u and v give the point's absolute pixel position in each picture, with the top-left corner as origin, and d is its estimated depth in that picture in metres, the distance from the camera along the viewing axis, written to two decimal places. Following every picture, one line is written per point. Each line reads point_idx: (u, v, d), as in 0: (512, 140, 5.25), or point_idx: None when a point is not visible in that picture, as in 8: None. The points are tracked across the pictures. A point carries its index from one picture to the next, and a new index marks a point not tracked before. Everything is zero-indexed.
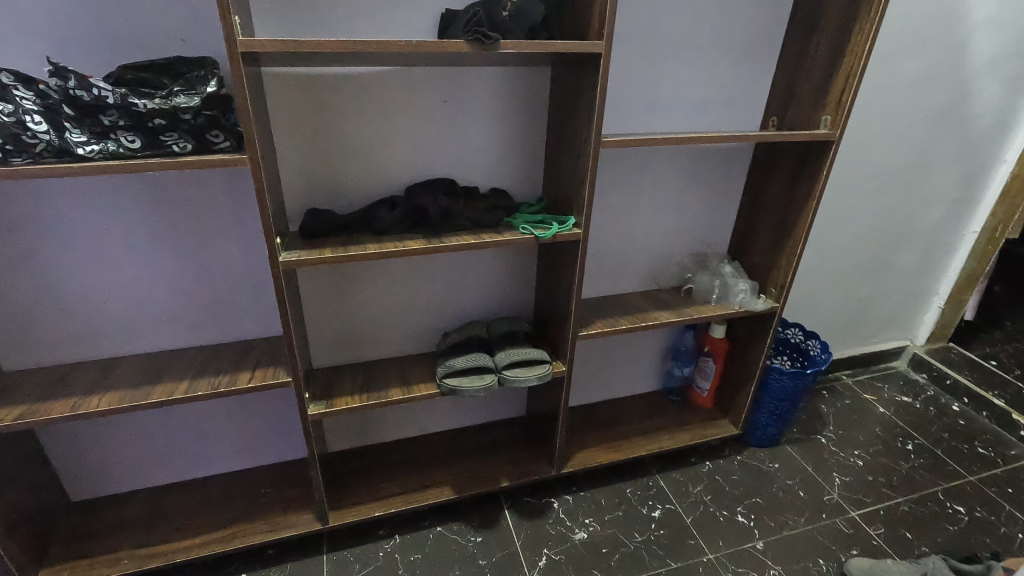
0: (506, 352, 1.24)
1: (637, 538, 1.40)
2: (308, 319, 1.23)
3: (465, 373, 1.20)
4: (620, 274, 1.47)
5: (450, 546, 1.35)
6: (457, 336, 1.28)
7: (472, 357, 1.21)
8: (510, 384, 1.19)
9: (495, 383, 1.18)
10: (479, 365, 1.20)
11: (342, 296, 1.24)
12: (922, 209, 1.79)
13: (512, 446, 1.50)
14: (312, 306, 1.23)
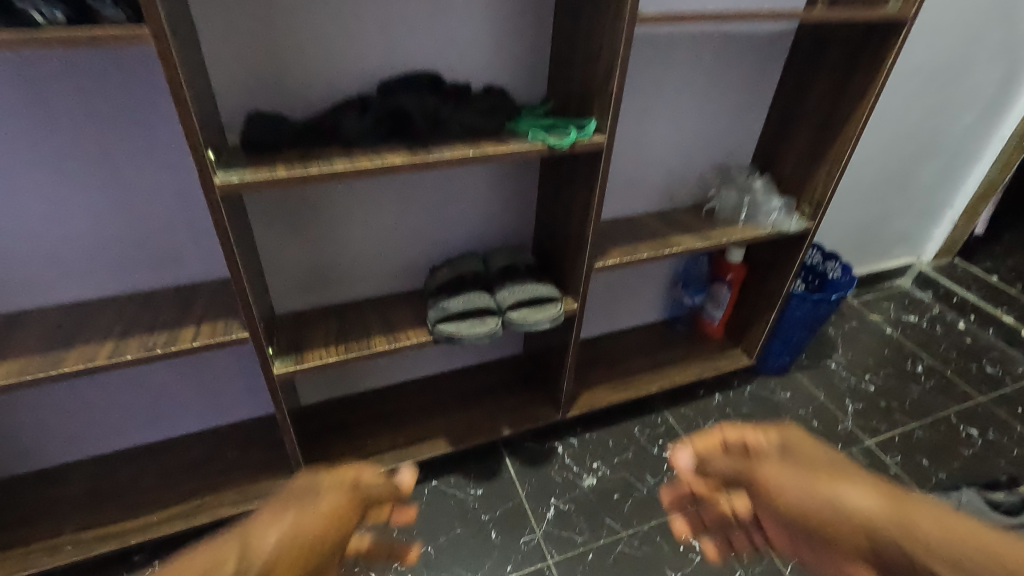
0: (511, 290, 1.05)
1: (649, 481, 1.30)
2: (263, 255, 1.00)
3: (465, 316, 1.01)
4: (634, 193, 1.26)
5: (448, 502, 1.23)
6: (449, 273, 1.08)
7: (473, 298, 1.03)
8: (517, 327, 1.02)
9: (499, 328, 1.01)
10: (482, 307, 1.02)
11: (303, 227, 1.01)
12: (955, 112, 1.61)
13: (511, 390, 1.35)
14: (265, 240, 0.99)
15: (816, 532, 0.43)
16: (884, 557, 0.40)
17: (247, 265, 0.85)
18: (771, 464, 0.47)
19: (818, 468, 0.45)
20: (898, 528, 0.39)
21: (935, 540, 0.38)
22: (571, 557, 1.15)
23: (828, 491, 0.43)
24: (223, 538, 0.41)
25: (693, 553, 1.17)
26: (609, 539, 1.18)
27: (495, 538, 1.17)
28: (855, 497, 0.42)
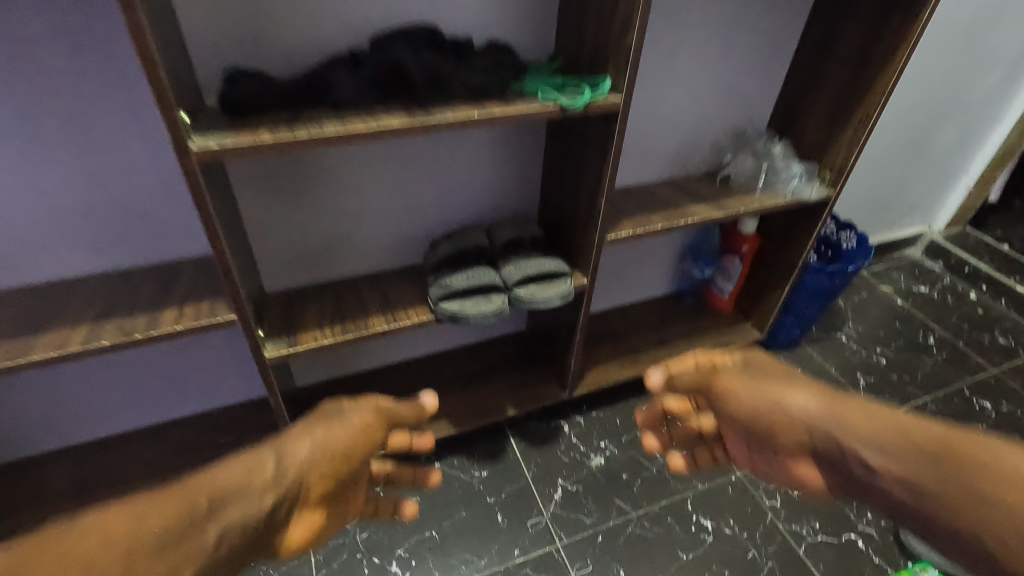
0: (518, 264, 1.00)
1: (658, 460, 1.26)
2: (250, 229, 0.93)
3: (469, 292, 0.97)
4: (644, 160, 1.18)
5: (452, 485, 1.18)
6: (451, 248, 1.01)
7: (478, 273, 0.98)
8: (525, 305, 0.97)
9: (506, 306, 0.97)
10: (488, 283, 0.97)
11: (292, 199, 0.93)
12: (978, 72, 1.53)
13: (515, 368, 1.29)
14: (251, 213, 0.91)
15: (769, 428, 0.63)
16: (840, 453, 0.55)
17: (231, 240, 0.78)
18: (759, 396, 0.64)
19: (779, 386, 0.64)
20: (826, 421, 0.58)
21: (878, 441, 0.53)
22: (580, 539, 1.11)
23: (783, 402, 0.62)
24: (262, 448, 0.57)
25: (704, 533, 1.14)
26: (619, 520, 1.15)
27: (502, 522, 1.14)
28: (786, 394, 0.62)
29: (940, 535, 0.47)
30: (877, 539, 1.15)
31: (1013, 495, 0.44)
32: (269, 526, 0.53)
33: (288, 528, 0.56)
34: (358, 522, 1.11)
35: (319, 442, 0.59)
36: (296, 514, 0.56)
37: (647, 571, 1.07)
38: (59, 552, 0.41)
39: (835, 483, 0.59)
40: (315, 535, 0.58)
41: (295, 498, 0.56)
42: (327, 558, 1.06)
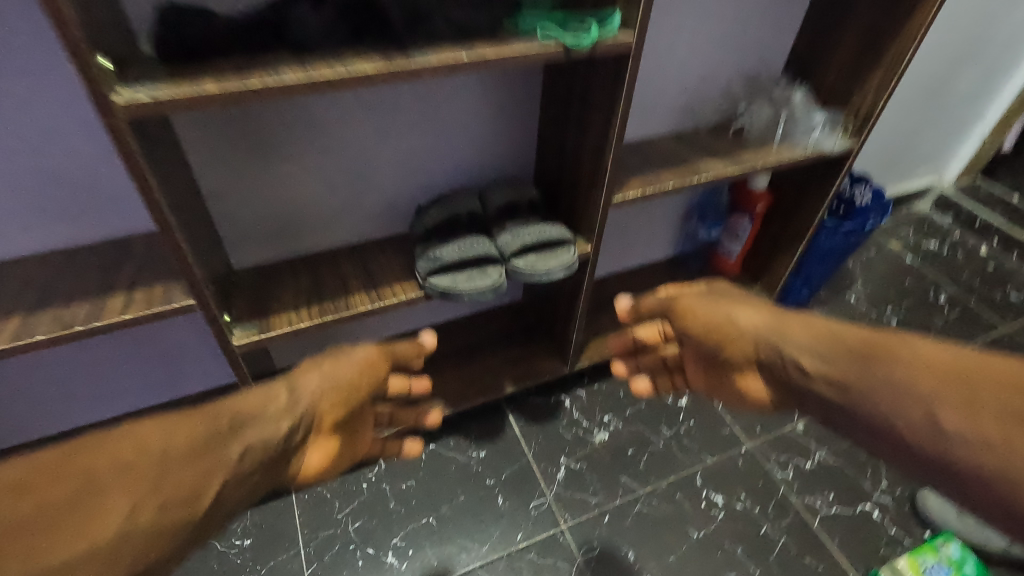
0: (515, 233, 0.90)
1: (665, 434, 1.20)
2: (208, 201, 0.81)
3: (463, 264, 0.88)
4: (651, 111, 1.07)
5: (449, 467, 1.12)
6: (439, 215, 0.91)
7: (471, 243, 0.88)
8: (524, 277, 0.88)
9: (503, 279, 0.88)
10: (483, 253, 0.88)
11: (256, 163, 0.81)
12: (1006, 9, 1.41)
13: (511, 342, 1.21)
14: (209, 182, 0.80)
15: (722, 342, 0.66)
16: (782, 362, 0.58)
17: (182, 214, 0.67)
18: (712, 313, 0.67)
19: (731, 304, 0.66)
20: (769, 332, 0.60)
21: (813, 347, 0.55)
22: (586, 520, 1.06)
23: (734, 318, 0.64)
24: (276, 381, 0.58)
25: (715, 510, 1.09)
26: (626, 499, 1.09)
27: (503, 505, 1.07)
28: (734, 311, 0.65)
29: (858, 425, 0.49)
30: (893, 508, 1.11)
31: (923, 379, 0.44)
32: (282, 451, 0.53)
33: (302, 457, 0.57)
34: (349, 511, 1.04)
35: (330, 378, 0.60)
36: (309, 443, 0.57)
37: (657, 552, 1.02)
38: (102, 455, 0.43)
39: (777, 394, 0.61)
40: (327, 464, 0.59)
41: (310, 425, 0.57)
42: (318, 551, 0.99)
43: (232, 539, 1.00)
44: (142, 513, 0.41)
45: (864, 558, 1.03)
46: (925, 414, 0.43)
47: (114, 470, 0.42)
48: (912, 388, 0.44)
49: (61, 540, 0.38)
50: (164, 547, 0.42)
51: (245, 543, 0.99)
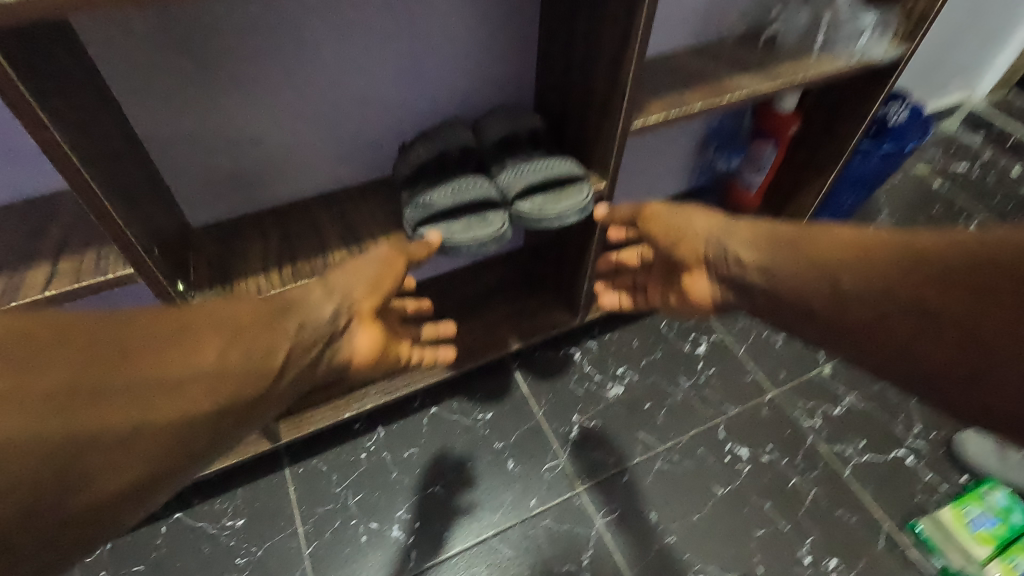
0: (520, 172, 0.78)
1: (684, 384, 1.11)
2: (150, 150, 0.70)
3: (460, 210, 0.76)
4: (667, 20, 0.91)
5: (453, 432, 1.03)
6: (427, 153, 0.78)
7: (469, 185, 0.77)
8: (530, 223, 0.77)
9: (507, 228, 0.76)
10: (482, 197, 0.76)
11: (201, 102, 0.69)
12: None
13: (514, 293, 1.10)
14: (147, 127, 0.68)
15: (674, 242, 0.68)
16: (724, 258, 0.62)
17: (98, 164, 0.54)
18: (673, 215, 0.69)
19: (690, 209, 0.69)
20: (721, 232, 0.63)
21: (755, 243, 0.59)
22: (603, 482, 0.99)
23: (692, 221, 0.67)
24: (309, 283, 0.61)
25: (740, 464, 1.02)
26: (645, 457, 1.02)
27: (513, 470, 1.00)
28: (692, 216, 0.67)
29: (781, 305, 0.54)
30: (927, 453, 1.04)
31: (834, 255, 0.49)
32: (331, 331, 0.57)
33: (350, 341, 0.60)
34: (348, 484, 0.96)
35: (358, 272, 0.63)
36: (353, 329, 0.60)
37: (680, 511, 0.96)
38: (200, 313, 0.49)
39: (716, 291, 0.64)
40: (372, 351, 0.62)
41: (351, 313, 0.60)
42: (317, 529, 0.92)
43: (223, 520, 0.92)
44: (232, 358, 0.47)
45: (899, 507, 0.97)
46: (831, 288, 0.48)
47: (208, 322, 0.48)
48: (831, 265, 0.49)
49: (179, 359, 0.44)
50: (250, 386, 0.48)
51: (236, 525, 0.92)
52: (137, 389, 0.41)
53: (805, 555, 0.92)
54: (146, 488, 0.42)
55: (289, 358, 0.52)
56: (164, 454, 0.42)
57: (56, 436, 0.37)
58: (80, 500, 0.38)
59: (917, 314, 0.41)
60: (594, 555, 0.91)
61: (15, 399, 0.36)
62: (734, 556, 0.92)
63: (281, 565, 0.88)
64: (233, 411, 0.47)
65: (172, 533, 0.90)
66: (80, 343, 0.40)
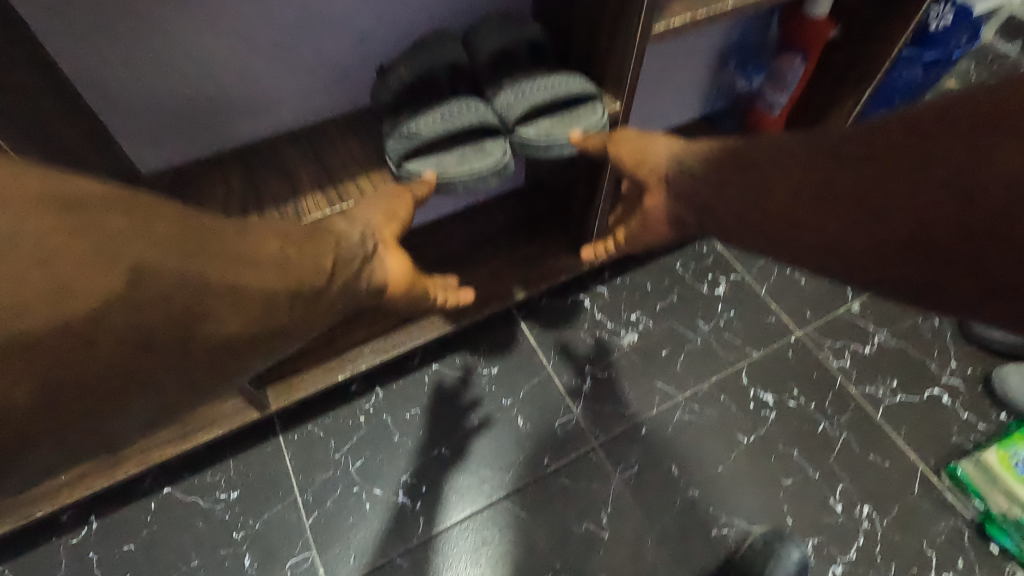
0: (525, 92, 0.68)
1: (702, 329, 1.03)
2: (76, 86, 0.59)
3: (453, 136, 0.67)
4: None
5: (458, 389, 0.96)
6: (410, 76, 0.66)
7: (465, 109, 0.67)
8: (534, 149, 0.68)
9: (508, 156, 0.67)
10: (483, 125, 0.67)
11: (130, 25, 0.57)
12: None
13: (516, 237, 1.00)
14: (67, 55, 0.57)
15: (637, 165, 0.64)
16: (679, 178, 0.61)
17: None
18: (641, 139, 0.65)
19: (651, 136, 0.66)
20: (683, 152, 0.62)
21: (706, 159, 0.58)
22: (620, 435, 0.92)
23: (654, 146, 0.64)
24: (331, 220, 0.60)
25: (766, 410, 0.95)
26: (663, 408, 0.95)
27: (524, 427, 0.93)
28: (659, 141, 0.65)
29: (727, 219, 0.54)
30: (964, 391, 0.98)
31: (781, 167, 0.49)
32: (364, 251, 0.56)
33: (382, 265, 0.59)
34: (348, 449, 0.90)
35: (372, 203, 0.62)
36: (383, 255, 0.60)
37: (703, 463, 0.90)
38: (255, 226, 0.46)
39: (671, 210, 0.62)
40: (403, 277, 0.62)
41: (378, 239, 0.60)
42: (317, 498, 0.86)
43: (216, 493, 0.86)
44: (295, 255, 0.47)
45: (934, 449, 0.92)
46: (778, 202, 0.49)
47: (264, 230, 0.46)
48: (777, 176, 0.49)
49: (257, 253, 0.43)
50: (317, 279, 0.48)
51: (231, 497, 0.86)
52: (232, 261, 0.40)
53: (837, 502, 0.87)
54: (227, 357, 0.40)
55: (338, 262, 0.52)
56: (251, 327, 0.41)
57: (166, 301, 0.34)
58: (183, 352, 0.36)
59: (823, 194, 0.44)
60: (613, 512, 0.86)
61: (138, 237, 0.33)
62: (762, 508, 0.87)
63: (281, 537, 0.83)
64: (304, 303, 0.46)
65: (162, 509, 0.84)
66: (161, 215, 0.36)
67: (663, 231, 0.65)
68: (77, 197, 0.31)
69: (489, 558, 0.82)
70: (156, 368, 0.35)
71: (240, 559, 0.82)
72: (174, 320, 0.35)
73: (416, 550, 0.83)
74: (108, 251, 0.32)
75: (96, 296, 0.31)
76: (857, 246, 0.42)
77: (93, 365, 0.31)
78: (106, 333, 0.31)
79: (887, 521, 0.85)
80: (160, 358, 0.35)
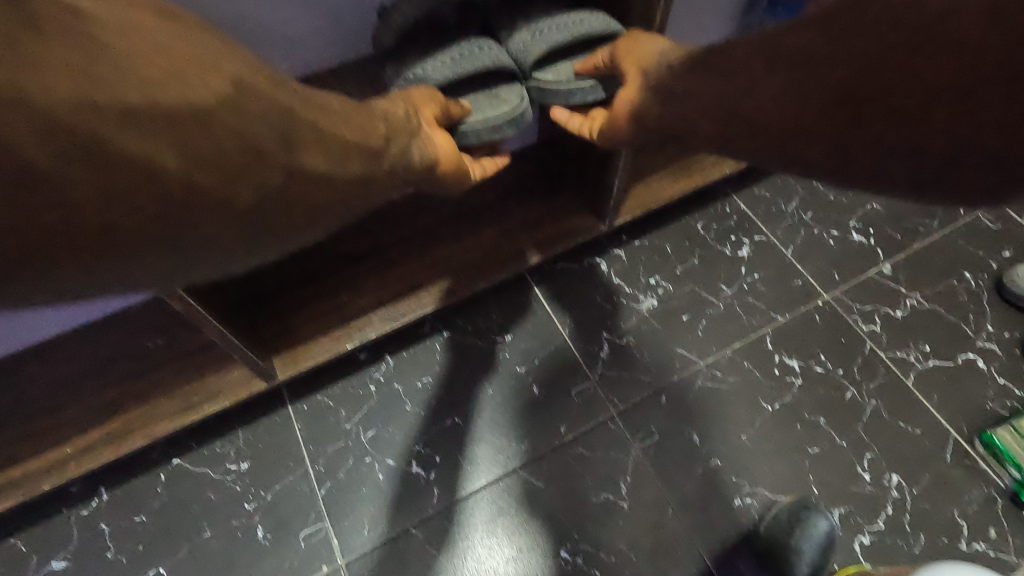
0: (543, 32, 0.62)
1: (725, 293, 0.99)
2: None
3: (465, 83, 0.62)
4: None
5: (470, 356, 0.93)
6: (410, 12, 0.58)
7: (478, 52, 0.62)
8: (551, 94, 0.63)
9: (523, 104, 0.63)
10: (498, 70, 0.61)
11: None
12: None
13: (529, 198, 0.95)
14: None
15: (626, 54, 0.58)
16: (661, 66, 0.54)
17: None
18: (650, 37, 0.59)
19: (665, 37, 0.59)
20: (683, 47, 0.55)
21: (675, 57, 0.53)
22: (640, 404, 0.89)
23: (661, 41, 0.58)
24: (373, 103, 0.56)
25: (792, 377, 0.91)
26: (684, 374, 0.91)
27: (538, 395, 0.90)
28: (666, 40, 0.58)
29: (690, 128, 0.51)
30: (1001, 355, 0.93)
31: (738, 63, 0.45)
32: (409, 127, 0.55)
33: (427, 144, 0.57)
34: (359, 419, 0.87)
35: (405, 90, 0.59)
36: (429, 129, 0.57)
37: (726, 432, 0.87)
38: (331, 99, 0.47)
39: (639, 99, 0.56)
40: (450, 156, 0.60)
41: (421, 112, 0.57)
42: (328, 469, 0.84)
43: (226, 464, 0.84)
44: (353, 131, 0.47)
45: (968, 416, 0.88)
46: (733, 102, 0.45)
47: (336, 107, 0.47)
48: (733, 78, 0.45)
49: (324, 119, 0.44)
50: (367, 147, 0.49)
51: (241, 469, 0.84)
52: (304, 104, 0.42)
53: (865, 471, 0.84)
54: (314, 204, 0.43)
55: (390, 129, 0.53)
56: (330, 169, 0.44)
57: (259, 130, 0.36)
58: (280, 175, 0.39)
59: (755, 78, 0.43)
60: (632, 481, 0.83)
61: (228, 61, 0.36)
62: (786, 476, 0.84)
63: (294, 508, 0.82)
64: (366, 157, 0.48)
65: (172, 480, 0.83)
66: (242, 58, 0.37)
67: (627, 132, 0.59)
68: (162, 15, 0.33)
69: (505, 527, 0.81)
70: (258, 182, 0.37)
71: (253, 529, 0.80)
72: (276, 145, 0.38)
73: (430, 520, 0.81)
74: (207, 59, 0.34)
75: (207, 93, 0.33)
76: (784, 125, 0.41)
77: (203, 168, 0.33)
78: (222, 134, 0.33)
79: (918, 490, 0.82)
80: (267, 178, 0.37)
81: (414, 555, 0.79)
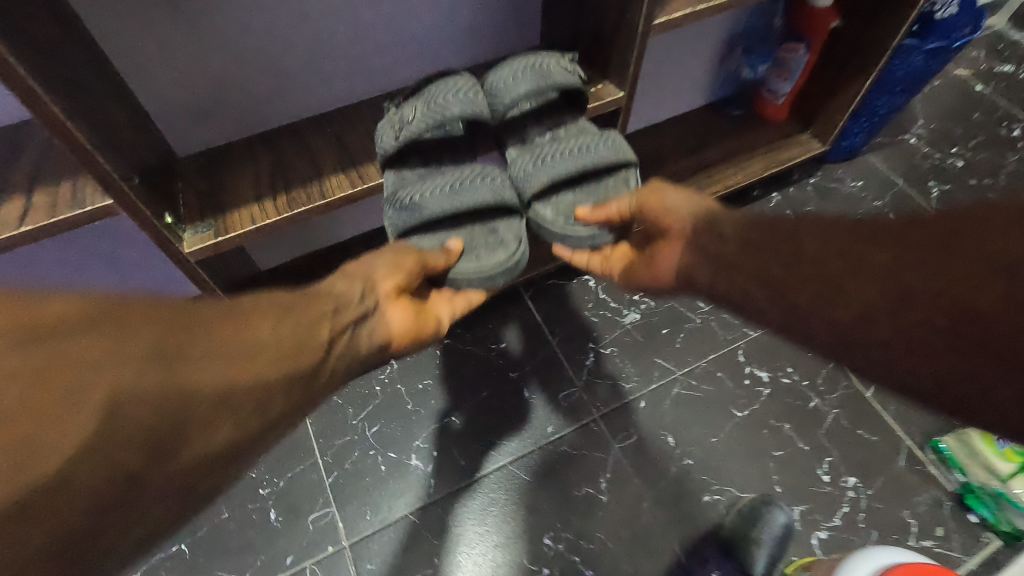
0: (542, 164, 0.75)
1: (702, 309, 1.08)
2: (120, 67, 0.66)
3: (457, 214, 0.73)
4: None
5: (468, 362, 1.02)
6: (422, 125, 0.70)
7: (477, 182, 0.74)
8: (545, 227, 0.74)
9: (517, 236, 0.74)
10: (498, 202, 0.73)
11: (176, 14, 0.65)
12: None
13: None
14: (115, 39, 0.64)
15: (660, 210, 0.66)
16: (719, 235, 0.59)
17: (52, 84, 0.49)
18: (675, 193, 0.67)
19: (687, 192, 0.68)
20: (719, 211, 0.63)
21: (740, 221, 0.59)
22: (620, 408, 0.98)
23: (686, 201, 0.66)
24: (338, 282, 0.61)
25: (760, 386, 1.00)
26: (662, 382, 1.00)
27: (530, 399, 0.99)
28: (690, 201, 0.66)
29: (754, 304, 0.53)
30: None
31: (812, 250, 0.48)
32: (366, 309, 0.60)
33: (384, 320, 0.63)
34: (365, 416, 0.96)
35: (376, 257, 0.65)
36: (382, 308, 0.63)
37: (699, 435, 0.95)
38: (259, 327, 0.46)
39: (688, 263, 0.62)
40: (407, 330, 0.65)
41: (378, 292, 0.62)
42: (336, 460, 0.93)
43: None
44: (279, 357, 0.45)
45: (920, 426, 0.96)
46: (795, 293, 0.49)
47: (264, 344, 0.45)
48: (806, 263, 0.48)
49: (249, 361, 0.43)
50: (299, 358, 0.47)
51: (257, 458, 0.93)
52: (222, 352, 0.41)
53: (824, 473, 0.92)
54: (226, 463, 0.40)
55: (342, 313, 0.56)
56: (243, 424, 0.41)
57: (129, 440, 0.34)
58: (181, 460, 0.36)
59: (823, 285, 0.46)
60: (611, 478, 0.92)
61: (114, 364, 0.34)
62: (752, 476, 0.92)
63: (304, 493, 0.90)
64: (295, 388, 0.46)
65: None
66: (86, 374, 0.33)
67: (670, 283, 0.66)
68: (35, 328, 0.32)
69: (495, 517, 0.89)
70: (152, 487, 0.35)
71: (266, 512, 0.89)
72: (148, 446, 0.34)
73: (427, 509, 0.89)
74: (73, 387, 0.32)
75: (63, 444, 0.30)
76: (837, 333, 0.45)
77: (115, 493, 0.33)
78: (92, 474, 0.32)
79: (872, 491, 0.90)
80: (148, 488, 0.34)
81: (411, 540, 0.87)
